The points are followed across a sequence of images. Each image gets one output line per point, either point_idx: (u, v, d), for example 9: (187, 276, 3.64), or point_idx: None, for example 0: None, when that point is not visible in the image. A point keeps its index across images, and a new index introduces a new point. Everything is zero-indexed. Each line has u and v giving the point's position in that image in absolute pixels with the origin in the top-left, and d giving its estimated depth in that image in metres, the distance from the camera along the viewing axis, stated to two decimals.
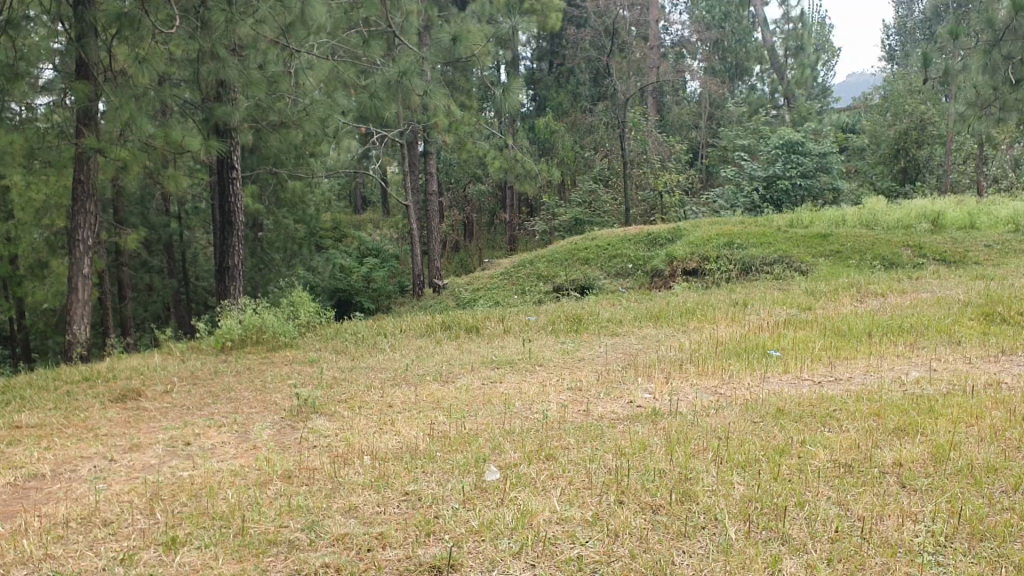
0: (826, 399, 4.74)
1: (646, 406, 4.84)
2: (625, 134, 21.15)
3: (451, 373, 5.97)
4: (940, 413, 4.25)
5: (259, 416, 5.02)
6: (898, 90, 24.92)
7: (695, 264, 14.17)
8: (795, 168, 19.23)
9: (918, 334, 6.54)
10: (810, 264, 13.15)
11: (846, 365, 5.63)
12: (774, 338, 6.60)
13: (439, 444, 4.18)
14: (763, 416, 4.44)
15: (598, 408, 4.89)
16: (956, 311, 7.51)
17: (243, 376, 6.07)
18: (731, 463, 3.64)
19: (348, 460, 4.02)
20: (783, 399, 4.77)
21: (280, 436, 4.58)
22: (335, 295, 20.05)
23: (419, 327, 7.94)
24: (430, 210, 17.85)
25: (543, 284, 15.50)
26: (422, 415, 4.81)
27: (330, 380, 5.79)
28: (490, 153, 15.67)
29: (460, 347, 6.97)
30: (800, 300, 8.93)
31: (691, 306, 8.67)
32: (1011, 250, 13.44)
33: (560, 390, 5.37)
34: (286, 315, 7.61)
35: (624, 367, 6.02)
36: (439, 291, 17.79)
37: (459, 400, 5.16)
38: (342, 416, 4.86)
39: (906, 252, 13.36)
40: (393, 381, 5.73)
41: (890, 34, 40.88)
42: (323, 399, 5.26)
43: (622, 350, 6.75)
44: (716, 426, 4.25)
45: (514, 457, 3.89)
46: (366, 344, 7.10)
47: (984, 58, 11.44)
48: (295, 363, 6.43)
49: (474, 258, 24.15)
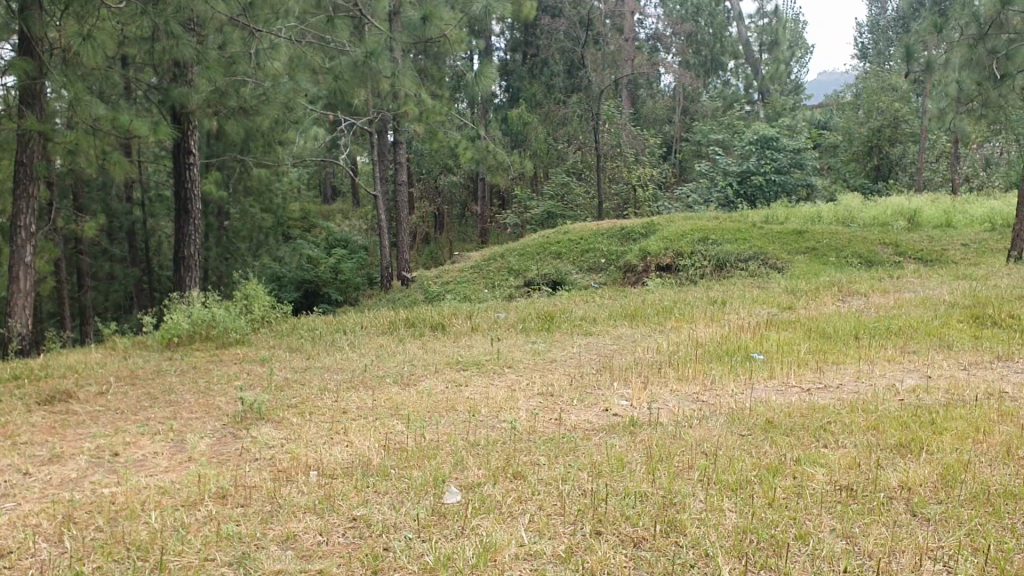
0: (819, 409, 4.36)
1: (623, 415, 4.44)
2: (599, 126, 20.80)
3: (413, 375, 5.55)
4: (945, 428, 3.90)
5: (199, 422, 4.57)
6: (872, 87, 24.81)
7: (669, 260, 13.86)
8: (770, 164, 19.00)
9: (906, 338, 6.21)
10: (786, 261, 12.85)
11: (836, 370, 5.28)
12: (756, 340, 6.25)
13: (394, 458, 3.75)
14: (751, 429, 4.06)
15: (571, 416, 4.49)
16: (942, 312, 7.22)
17: (188, 376, 5.59)
18: (720, 485, 3.25)
19: (292, 478, 3.60)
20: (772, 409, 4.40)
21: (220, 447, 4.14)
22: (302, 286, 18.28)
23: (381, 324, 7.49)
24: (399, 200, 17.33)
25: (514, 277, 15.10)
26: (377, 424, 4.38)
27: (280, 382, 5.34)
28: (461, 144, 15.22)
29: (423, 346, 6.54)
30: (780, 299, 8.59)
31: (669, 305, 8.30)
32: (988, 249, 13.23)
33: (530, 396, 4.97)
34: (238, 309, 7.13)
35: (598, 371, 5.62)
36: (407, 284, 17.30)
37: (419, 407, 4.73)
38: (289, 424, 4.42)
39: (883, 250, 13.12)
40: (348, 384, 5.28)
41: (863, 32, 40.85)
42: (271, 404, 4.81)
43: (596, 352, 6.35)
44: (700, 440, 3.88)
45: (478, 475, 3.48)
46: (323, 342, 6.64)
47: (968, 52, 11.18)
48: (245, 363, 5.97)
49: (444, 251, 23.70)
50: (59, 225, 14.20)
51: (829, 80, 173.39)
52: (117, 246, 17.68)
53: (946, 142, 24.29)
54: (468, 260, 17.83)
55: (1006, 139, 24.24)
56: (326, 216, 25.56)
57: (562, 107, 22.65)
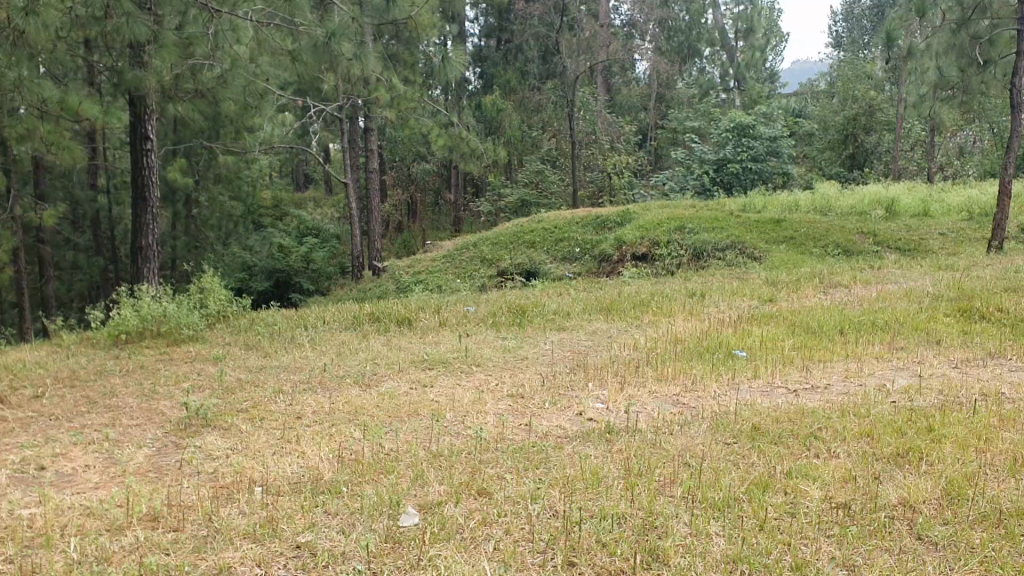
0: (809, 413, 4.08)
1: (598, 420, 4.12)
2: (574, 113, 20.46)
3: (375, 376, 5.19)
4: (944, 434, 3.62)
5: (139, 430, 4.19)
6: (847, 75, 24.65)
7: (644, 249, 13.57)
8: (745, 152, 18.77)
9: (893, 333, 5.94)
10: (763, 251, 12.62)
11: (822, 370, 4.99)
12: (738, 336, 5.95)
13: (347, 474, 3.42)
14: (738, 437, 3.75)
15: (543, 422, 4.16)
16: (927, 306, 6.97)
17: (132, 377, 5.22)
18: (704, 504, 2.95)
19: (233, 496, 3.26)
20: (760, 413, 4.10)
21: (158, 460, 3.77)
22: (274, 275, 17.52)
23: (345, 319, 7.13)
24: (370, 188, 16.89)
25: (487, 267, 14.76)
26: (333, 432, 4.03)
27: (232, 384, 4.97)
28: (434, 131, 14.82)
29: (388, 343, 6.19)
30: (760, 291, 8.31)
31: (646, 297, 8.00)
32: (966, 239, 13.07)
33: (498, 399, 4.64)
34: (191, 304, 6.74)
35: (573, 370, 5.31)
36: (378, 273, 16.89)
37: (381, 411, 4.38)
38: (236, 432, 4.08)
39: (861, 239, 12.92)
40: (306, 386, 4.93)
41: (837, 22, 40.78)
42: (218, 409, 4.44)
43: (570, 349, 6.04)
44: (681, 450, 3.57)
45: (439, 493, 3.15)
46: (282, 339, 6.27)
47: (950, 38, 10.99)
48: (197, 362, 5.60)
49: (417, 240, 23.29)
50: (17, 213, 13.67)
51: (803, 68, 173.81)
52: (80, 234, 17.18)
53: (921, 131, 24.21)
54: (441, 249, 17.46)
55: (980, 128, 24.24)
56: (297, 204, 25.05)
57: (537, 93, 22.26)
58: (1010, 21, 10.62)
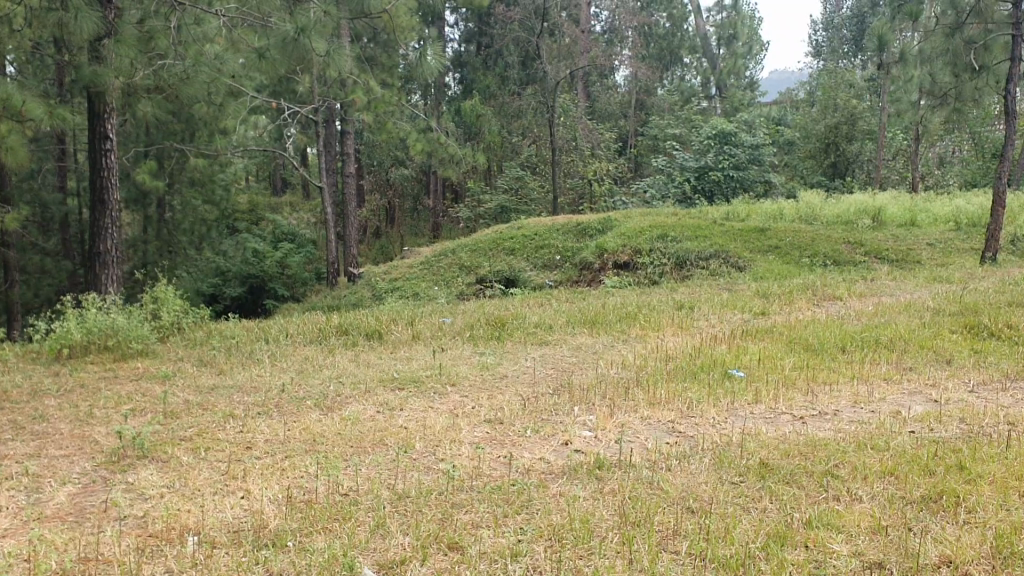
0: (821, 446, 3.64)
1: (585, 453, 3.66)
2: (554, 119, 20.01)
3: (339, 397, 4.70)
4: (980, 474, 3.20)
5: (67, 462, 3.68)
6: (830, 83, 24.39)
7: (627, 257, 13.18)
8: (727, 160, 18.42)
9: (898, 352, 5.53)
10: (748, 260, 12.25)
11: (829, 393, 4.56)
12: (734, 354, 5.53)
13: (295, 521, 2.94)
14: (745, 474, 3.31)
15: (522, 455, 3.69)
16: (929, 321, 6.58)
17: (68, 399, 4.68)
18: (715, 565, 2.52)
19: (159, 548, 2.78)
20: (765, 445, 3.66)
21: (81, 501, 3.26)
22: (247, 281, 17.09)
23: (310, 331, 6.61)
24: (346, 192, 16.35)
25: (465, 274, 14.30)
26: (286, 466, 3.56)
27: (178, 407, 4.47)
28: (411, 136, 14.35)
29: (355, 359, 5.70)
30: (751, 303, 7.90)
31: (633, 310, 7.56)
32: (954, 249, 12.75)
33: (473, 425, 4.17)
34: (142, 315, 6.22)
35: (556, 391, 4.85)
36: (353, 280, 16.36)
37: (341, 440, 3.90)
38: (176, 467, 3.58)
39: (847, 249, 12.59)
40: (259, 410, 4.44)
41: (817, 31, 40.71)
42: (158, 438, 3.95)
43: (552, 366, 5.58)
44: (682, 492, 3.13)
45: (403, 548, 2.69)
46: (241, 354, 5.77)
47: (945, 43, 10.75)
48: (143, 381, 5.08)
49: (394, 246, 22.77)
50: None
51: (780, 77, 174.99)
52: (46, 239, 15.73)
53: (901, 140, 24.06)
54: (418, 255, 16.97)
55: (960, 138, 24.13)
56: (273, 209, 24.44)
57: (518, 98, 21.79)
58: (1005, 25, 10.35)
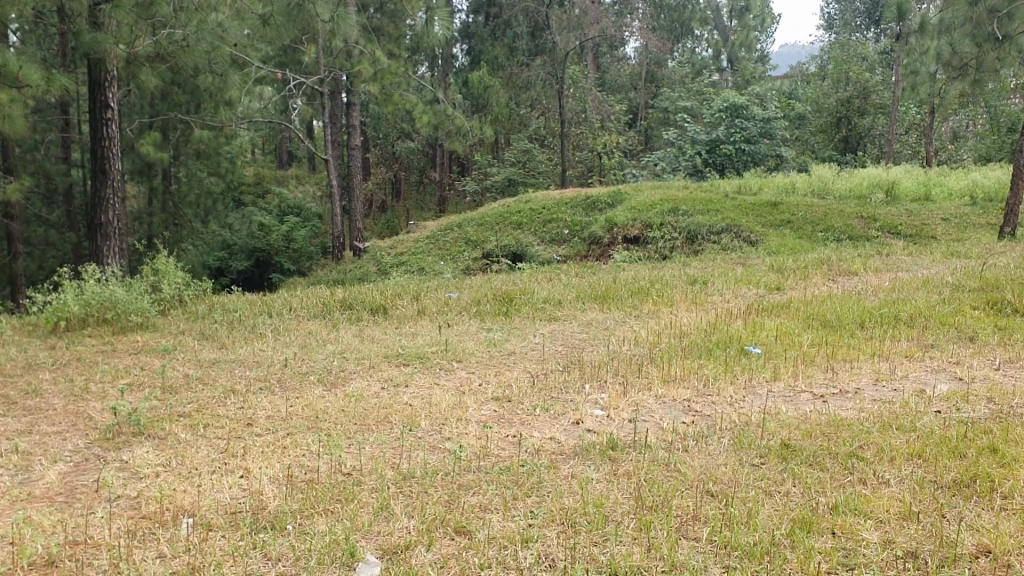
0: (844, 426, 3.48)
1: (598, 432, 3.52)
2: (563, 91, 19.72)
3: (343, 373, 4.56)
4: (1013, 457, 3.04)
5: (60, 438, 3.56)
6: (843, 56, 24.02)
7: (636, 232, 13.00)
8: (738, 133, 18.15)
9: (919, 328, 5.37)
10: (759, 234, 12.05)
11: (849, 371, 4.41)
12: (749, 330, 5.37)
13: (296, 502, 2.79)
14: (766, 456, 3.17)
15: (533, 434, 3.55)
16: (950, 297, 6.39)
17: (64, 373, 4.55)
18: (739, 553, 2.38)
19: (153, 531, 2.64)
20: (786, 425, 3.51)
21: (72, 480, 3.13)
22: (253, 255, 17.29)
23: (314, 306, 6.47)
24: (352, 165, 16.15)
25: (472, 248, 14.14)
26: (287, 443, 3.42)
27: (177, 382, 4.33)
28: (418, 107, 14.12)
29: (360, 334, 5.57)
30: (766, 278, 7.73)
31: (644, 284, 7.40)
32: (970, 225, 12.53)
33: (481, 403, 4.03)
34: (142, 287, 6.09)
35: (566, 368, 4.70)
36: (359, 253, 16.20)
37: (345, 417, 3.76)
38: (174, 444, 3.45)
39: (860, 224, 12.38)
40: (261, 385, 4.30)
41: (829, 4, 40.14)
42: (155, 414, 3.82)
43: (562, 342, 5.44)
44: (700, 474, 2.99)
45: (408, 531, 2.56)
46: (242, 328, 5.64)
47: (967, 11, 10.50)
48: (142, 355, 4.95)
49: (400, 219, 22.59)
50: None
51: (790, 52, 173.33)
52: (50, 210, 15.36)
53: (914, 115, 23.74)
54: (425, 229, 16.79)
55: (974, 112, 23.78)
56: (279, 182, 24.24)
57: (526, 69, 21.48)
58: None
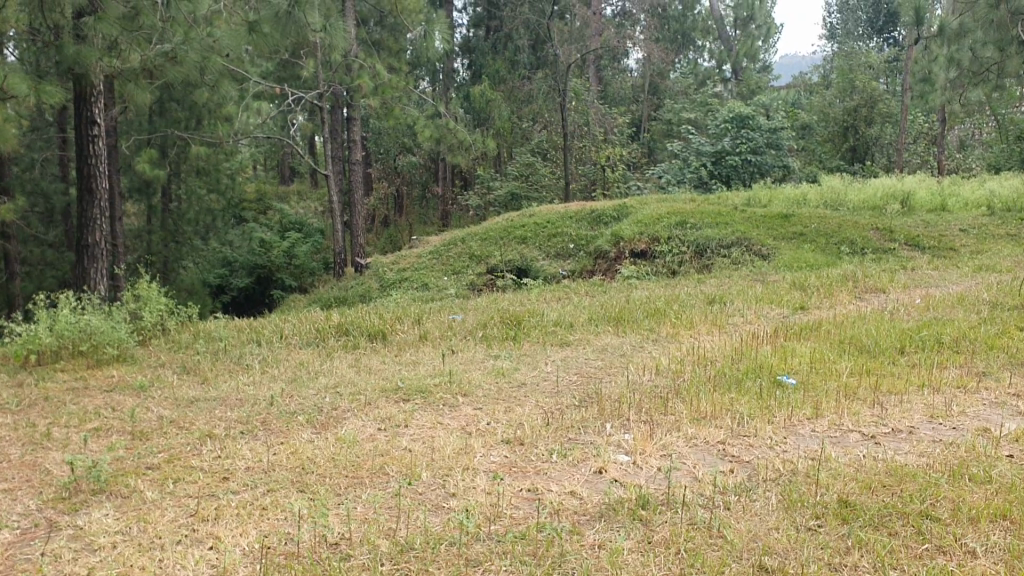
0: (908, 476, 3.01)
1: (625, 487, 3.06)
2: (566, 103, 19.30)
3: (337, 412, 4.11)
4: None
5: (7, 500, 3.10)
6: (849, 65, 23.58)
7: (643, 246, 12.57)
8: (744, 144, 17.68)
9: (966, 354, 4.91)
10: (771, 248, 11.62)
11: (897, 406, 3.95)
12: (781, 358, 4.91)
13: None
14: (823, 518, 2.70)
15: (550, 488, 3.09)
16: (989, 316, 5.93)
17: (25, 417, 4.09)
18: None
19: None
20: (840, 476, 3.05)
21: (14, 555, 2.67)
22: (254, 272, 17.11)
23: (307, 332, 6.02)
24: (352, 180, 15.70)
25: (475, 264, 13.72)
26: (267, 504, 2.97)
27: (150, 426, 3.89)
28: (419, 122, 13.73)
29: (355, 365, 5.12)
30: (789, 296, 7.28)
31: (659, 304, 6.95)
32: (989, 235, 12.05)
33: (488, 446, 3.58)
34: (121, 317, 5.67)
35: (583, 404, 4.24)
36: (360, 270, 15.73)
37: (334, 468, 3.31)
38: (138, 506, 3.00)
39: (875, 235, 11.93)
40: (244, 428, 3.86)
41: (830, 15, 39.71)
42: (120, 467, 3.37)
43: (576, 371, 4.99)
44: (751, 543, 2.54)
45: None
46: (228, 359, 5.21)
47: (989, 14, 10.05)
48: (115, 394, 4.50)
49: (403, 235, 22.19)
50: None
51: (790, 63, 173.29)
52: (52, 229, 14.48)
53: (922, 124, 23.35)
54: (427, 245, 16.37)
55: (982, 120, 23.38)
56: (280, 198, 23.83)
57: (528, 83, 21.11)
58: None
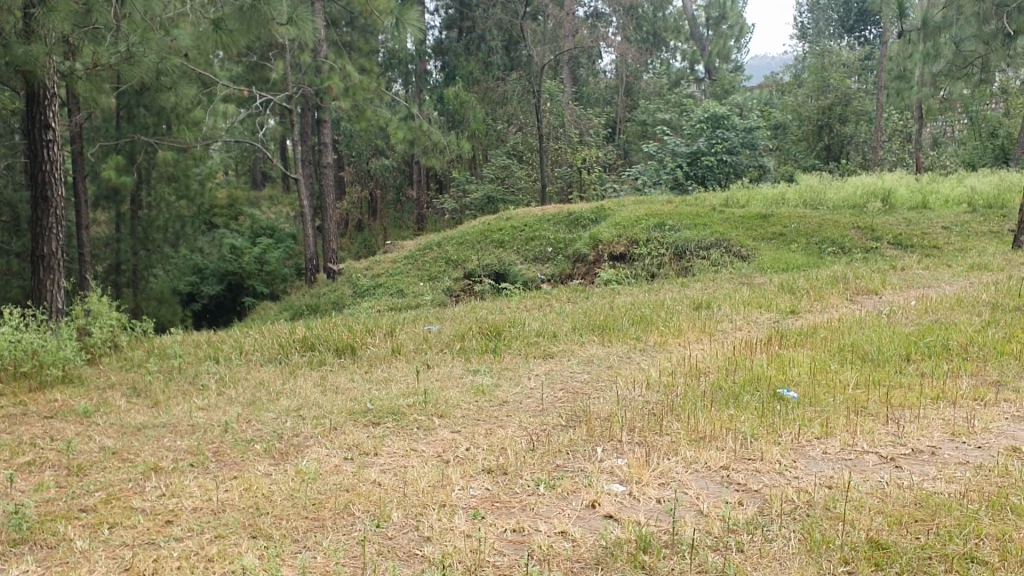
0: (940, 507, 2.67)
1: (623, 525, 2.70)
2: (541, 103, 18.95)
3: (300, 439, 3.71)
4: None
5: None
6: (822, 64, 23.40)
7: (622, 248, 12.25)
8: (720, 144, 17.41)
9: (975, 362, 4.59)
10: (751, 249, 11.34)
11: (914, 422, 3.62)
12: (779, 369, 4.56)
13: None
14: (853, 563, 2.36)
15: (539, 527, 2.72)
16: (991, 319, 5.63)
17: None
18: None
19: None
20: (865, 509, 2.71)
21: None
22: (225, 279, 16.60)
23: (270, 347, 5.62)
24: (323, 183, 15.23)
25: (450, 269, 13.32)
26: (215, 554, 2.58)
27: (89, 460, 3.49)
28: (392, 123, 13.32)
29: (322, 383, 4.73)
30: (777, 300, 6.95)
31: (643, 311, 6.59)
32: (973, 233, 11.82)
33: (470, 478, 3.21)
34: (68, 334, 5.25)
35: (569, 424, 3.88)
36: (332, 276, 15.28)
37: (292, 507, 2.92)
38: (65, 559, 2.60)
39: (857, 235, 11.66)
40: (194, 460, 3.46)
41: (801, 14, 39.63)
42: (49, 510, 2.97)
43: (560, 386, 4.62)
44: None
45: None
46: (183, 380, 4.80)
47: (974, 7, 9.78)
48: (56, 421, 4.08)
49: (377, 239, 21.75)
50: None
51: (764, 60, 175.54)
52: (17, 239, 13.55)
53: (898, 122, 23.25)
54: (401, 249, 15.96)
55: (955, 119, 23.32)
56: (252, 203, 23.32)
57: (502, 84, 20.72)
58: None
